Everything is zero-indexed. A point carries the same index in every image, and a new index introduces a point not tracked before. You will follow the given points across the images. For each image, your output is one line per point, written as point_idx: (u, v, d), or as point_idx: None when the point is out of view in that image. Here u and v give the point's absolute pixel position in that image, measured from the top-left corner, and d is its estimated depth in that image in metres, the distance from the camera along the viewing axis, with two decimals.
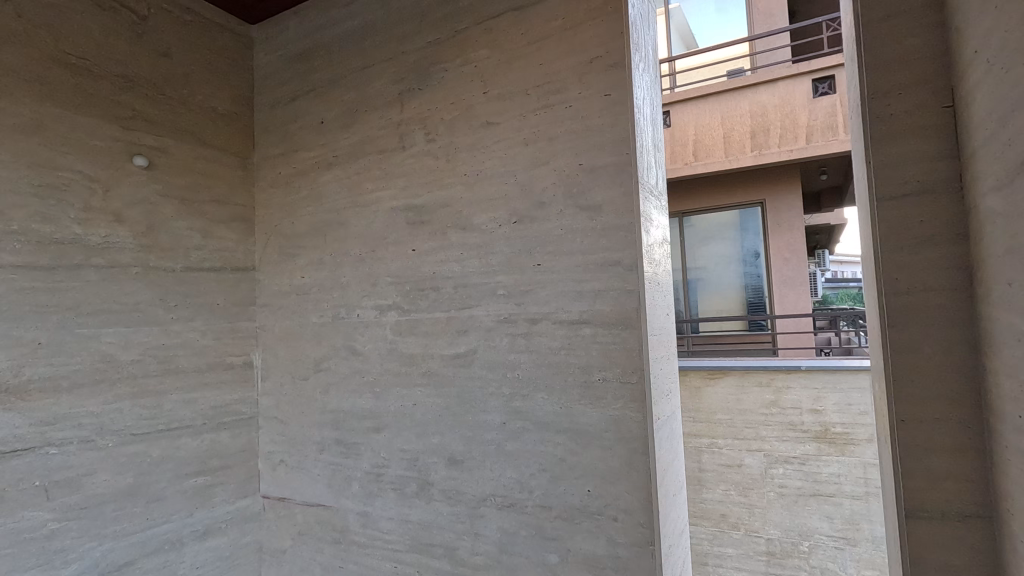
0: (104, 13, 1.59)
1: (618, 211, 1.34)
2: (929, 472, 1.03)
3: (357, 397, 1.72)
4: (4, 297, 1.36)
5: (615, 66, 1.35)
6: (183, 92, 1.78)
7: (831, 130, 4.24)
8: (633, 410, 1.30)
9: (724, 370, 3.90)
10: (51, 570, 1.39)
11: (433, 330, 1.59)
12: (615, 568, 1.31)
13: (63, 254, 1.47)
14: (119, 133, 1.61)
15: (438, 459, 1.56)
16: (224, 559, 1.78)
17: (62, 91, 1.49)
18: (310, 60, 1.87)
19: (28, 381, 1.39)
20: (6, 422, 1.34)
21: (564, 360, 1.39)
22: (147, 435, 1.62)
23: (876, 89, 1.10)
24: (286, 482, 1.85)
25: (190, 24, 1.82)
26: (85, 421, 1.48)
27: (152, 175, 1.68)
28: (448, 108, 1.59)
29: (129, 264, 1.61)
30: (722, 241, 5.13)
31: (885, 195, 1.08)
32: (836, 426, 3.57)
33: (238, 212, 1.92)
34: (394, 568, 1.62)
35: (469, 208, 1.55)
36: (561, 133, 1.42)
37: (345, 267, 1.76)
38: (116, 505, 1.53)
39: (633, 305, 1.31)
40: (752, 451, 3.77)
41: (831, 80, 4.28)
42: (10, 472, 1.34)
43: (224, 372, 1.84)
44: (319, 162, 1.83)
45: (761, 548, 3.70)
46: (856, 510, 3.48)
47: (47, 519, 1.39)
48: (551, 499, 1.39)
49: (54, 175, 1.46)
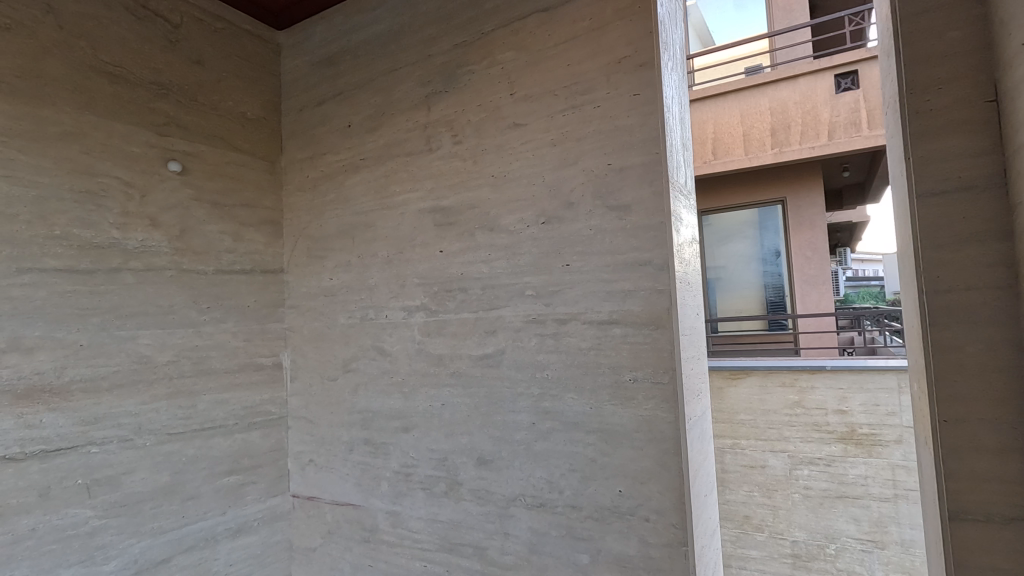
0: (139, 23, 1.63)
1: (648, 211, 1.34)
2: (973, 474, 1.01)
3: (385, 397, 1.74)
4: (47, 300, 1.39)
5: (644, 65, 1.35)
6: (214, 98, 1.82)
7: (855, 126, 4.17)
8: (664, 411, 1.30)
9: (746, 370, 3.83)
10: (93, 566, 1.43)
11: (461, 331, 1.60)
12: (648, 569, 1.30)
13: (102, 259, 1.51)
14: (155, 139, 1.64)
15: (467, 459, 1.57)
16: (256, 557, 1.81)
17: (100, 100, 1.53)
18: (337, 64, 1.90)
19: (70, 382, 1.42)
20: (51, 422, 1.38)
21: (594, 360, 1.40)
22: (182, 434, 1.65)
23: (915, 84, 1.08)
24: (315, 481, 1.88)
25: (221, 32, 1.86)
26: (123, 421, 1.52)
27: (185, 180, 1.71)
28: (475, 110, 1.60)
29: (164, 267, 1.64)
30: (742, 240, 5.08)
31: (926, 192, 1.07)
32: (862, 427, 3.51)
33: (267, 215, 1.95)
34: (423, 567, 1.63)
35: (497, 209, 1.55)
36: (590, 133, 1.42)
37: (373, 268, 1.78)
38: (154, 503, 1.57)
39: (664, 305, 1.31)
40: (775, 452, 3.73)
41: (854, 75, 4.22)
42: (54, 470, 1.38)
43: (255, 373, 1.87)
44: (347, 165, 1.86)
45: (787, 551, 3.65)
46: (884, 512, 3.43)
47: (89, 516, 1.43)
48: (581, 499, 1.39)
49: (93, 181, 1.50)
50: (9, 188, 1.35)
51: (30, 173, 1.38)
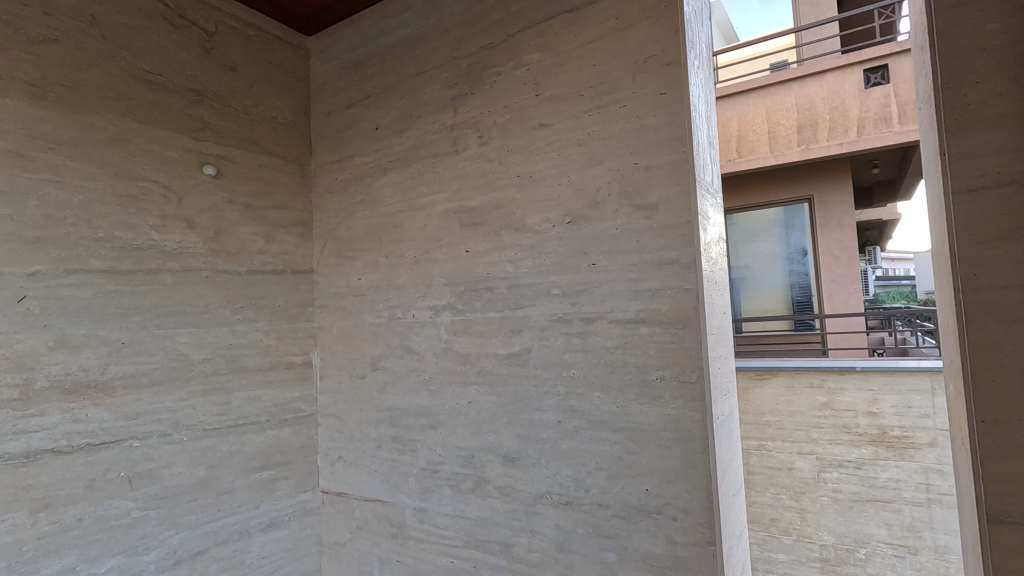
0: (177, 32, 1.69)
1: (675, 210, 1.34)
2: (1012, 477, 0.99)
3: (412, 395, 1.76)
4: (90, 299, 1.45)
5: (669, 64, 1.35)
6: (247, 103, 1.87)
7: (885, 122, 4.07)
8: (691, 410, 1.30)
9: (773, 370, 3.78)
10: (135, 555, 1.48)
11: (487, 330, 1.62)
12: (675, 568, 1.30)
13: (142, 260, 1.56)
14: (191, 144, 1.70)
15: (493, 457, 1.59)
16: (287, 550, 1.85)
17: (141, 107, 1.59)
18: (364, 68, 1.94)
19: (113, 379, 1.48)
20: (96, 416, 1.44)
21: (621, 359, 1.40)
22: (217, 430, 1.70)
23: (950, 79, 1.07)
24: (344, 477, 1.92)
25: (254, 39, 1.91)
26: (163, 416, 1.57)
27: (220, 182, 1.76)
28: (501, 111, 1.61)
29: (199, 268, 1.69)
30: (767, 239, 5.01)
31: (962, 187, 1.05)
32: (894, 429, 3.43)
33: (297, 217, 2.00)
34: (450, 563, 1.65)
35: (523, 209, 1.57)
36: (616, 133, 1.43)
37: (400, 268, 1.81)
38: (191, 495, 1.62)
39: (691, 303, 1.31)
40: (803, 454, 3.68)
41: (884, 70, 4.13)
42: (99, 462, 1.44)
43: (286, 371, 1.91)
44: (374, 167, 1.89)
45: (815, 555, 3.59)
46: (917, 517, 3.34)
47: (132, 508, 1.49)
48: (608, 498, 1.40)
49: (134, 185, 1.56)
50: (57, 192, 1.41)
51: (76, 178, 1.44)
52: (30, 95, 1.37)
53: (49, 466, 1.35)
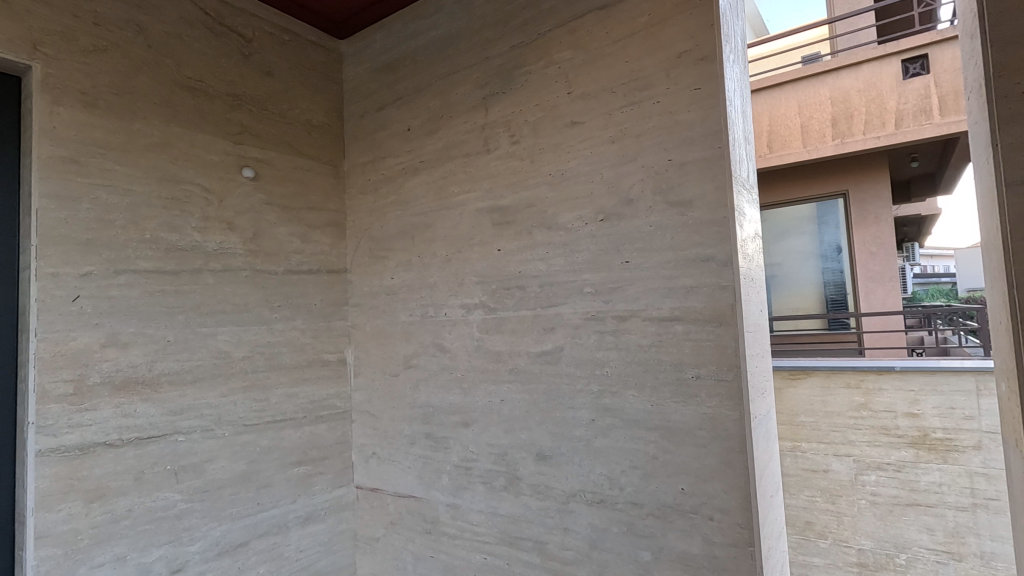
0: (216, 38, 1.74)
1: (710, 207, 1.32)
2: None
3: (445, 392, 1.78)
4: (138, 298, 1.51)
5: (705, 59, 1.33)
6: (283, 107, 1.91)
7: (925, 114, 3.94)
8: (729, 408, 1.28)
9: (807, 370, 3.70)
10: (181, 546, 1.54)
11: (519, 328, 1.63)
12: (712, 569, 1.29)
13: (186, 261, 1.62)
14: (231, 148, 1.75)
15: (527, 454, 1.59)
16: (324, 544, 1.89)
17: (184, 112, 1.64)
18: (397, 70, 1.96)
19: (159, 375, 1.54)
20: (143, 411, 1.50)
21: (655, 357, 1.39)
22: (257, 426, 1.74)
23: (1003, 67, 1.03)
24: (379, 473, 1.95)
25: (289, 44, 1.96)
26: (205, 411, 1.62)
27: (258, 184, 1.81)
28: (533, 109, 1.62)
29: (239, 268, 1.74)
30: (800, 237, 4.90)
31: (1016, 179, 1.02)
32: (936, 431, 3.32)
33: (332, 218, 2.04)
34: (484, 560, 1.66)
35: (555, 208, 1.57)
36: (649, 129, 1.42)
37: (432, 267, 1.83)
38: (233, 489, 1.66)
39: (728, 300, 1.29)
40: (839, 455, 3.59)
41: (923, 60, 3.98)
42: (147, 456, 1.49)
43: (322, 368, 1.96)
44: (406, 167, 1.91)
45: (852, 559, 3.50)
46: (961, 523, 3.21)
47: (177, 500, 1.54)
48: (642, 497, 1.39)
49: (177, 188, 1.61)
50: (107, 196, 1.47)
51: (125, 182, 1.50)
52: (81, 102, 1.43)
53: (102, 458, 1.41)
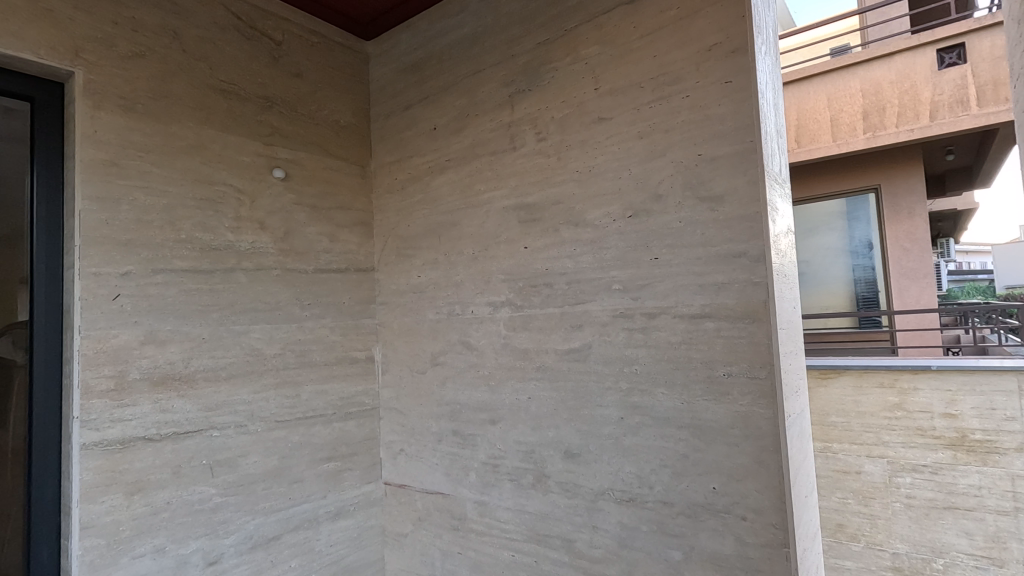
0: (247, 42, 1.77)
1: (742, 201, 1.30)
2: None
3: (472, 389, 1.79)
4: (174, 296, 1.55)
5: (736, 52, 1.31)
6: (312, 108, 1.94)
7: (961, 105, 3.82)
8: (762, 407, 1.26)
9: (838, 370, 3.62)
10: (217, 538, 1.57)
11: (547, 326, 1.62)
12: (745, 569, 1.27)
13: (219, 260, 1.65)
14: (262, 149, 1.78)
15: (555, 452, 1.59)
16: (353, 539, 1.92)
17: (217, 115, 1.68)
18: (422, 70, 1.98)
19: (194, 372, 1.57)
20: (180, 407, 1.53)
21: (685, 355, 1.37)
22: (288, 422, 1.78)
23: None
24: (406, 470, 1.96)
25: (317, 46, 1.98)
26: (239, 407, 1.66)
27: (288, 185, 1.84)
28: (560, 106, 1.61)
29: (271, 267, 1.77)
30: (829, 233, 4.79)
31: None
32: (975, 433, 3.21)
33: (359, 218, 2.07)
34: (512, 557, 1.66)
35: (582, 204, 1.56)
36: (678, 124, 1.40)
37: (459, 265, 1.84)
38: (265, 484, 1.70)
39: (761, 297, 1.27)
40: (873, 457, 3.50)
41: (960, 49, 3.86)
42: (184, 450, 1.53)
43: (350, 365, 1.98)
44: (433, 166, 1.93)
45: (886, 563, 3.42)
46: (1002, 527, 3.11)
47: (213, 493, 1.58)
48: (673, 495, 1.38)
49: (211, 189, 1.65)
50: (146, 197, 1.51)
51: (162, 184, 1.54)
52: (121, 107, 1.47)
53: (141, 452, 1.45)
